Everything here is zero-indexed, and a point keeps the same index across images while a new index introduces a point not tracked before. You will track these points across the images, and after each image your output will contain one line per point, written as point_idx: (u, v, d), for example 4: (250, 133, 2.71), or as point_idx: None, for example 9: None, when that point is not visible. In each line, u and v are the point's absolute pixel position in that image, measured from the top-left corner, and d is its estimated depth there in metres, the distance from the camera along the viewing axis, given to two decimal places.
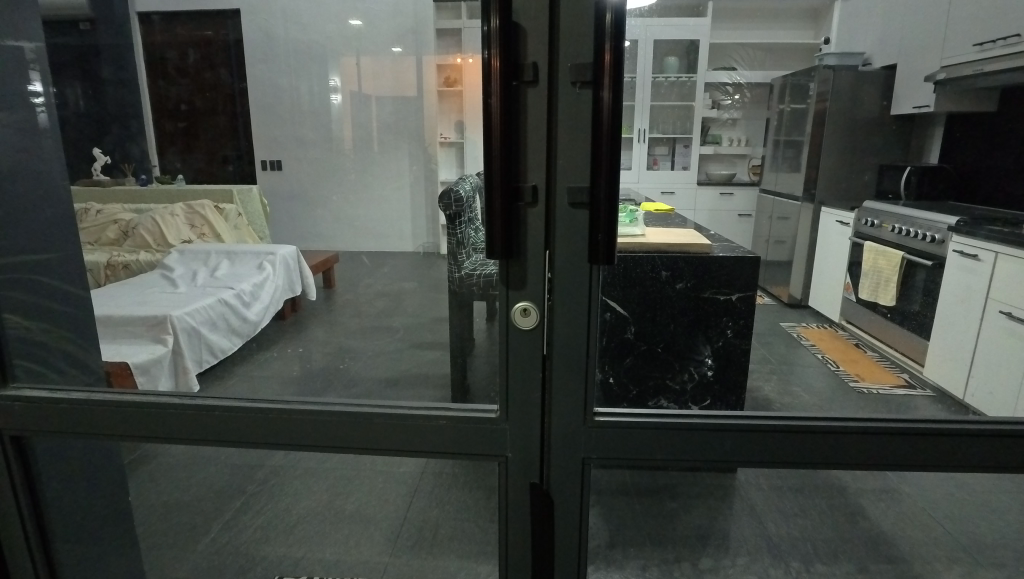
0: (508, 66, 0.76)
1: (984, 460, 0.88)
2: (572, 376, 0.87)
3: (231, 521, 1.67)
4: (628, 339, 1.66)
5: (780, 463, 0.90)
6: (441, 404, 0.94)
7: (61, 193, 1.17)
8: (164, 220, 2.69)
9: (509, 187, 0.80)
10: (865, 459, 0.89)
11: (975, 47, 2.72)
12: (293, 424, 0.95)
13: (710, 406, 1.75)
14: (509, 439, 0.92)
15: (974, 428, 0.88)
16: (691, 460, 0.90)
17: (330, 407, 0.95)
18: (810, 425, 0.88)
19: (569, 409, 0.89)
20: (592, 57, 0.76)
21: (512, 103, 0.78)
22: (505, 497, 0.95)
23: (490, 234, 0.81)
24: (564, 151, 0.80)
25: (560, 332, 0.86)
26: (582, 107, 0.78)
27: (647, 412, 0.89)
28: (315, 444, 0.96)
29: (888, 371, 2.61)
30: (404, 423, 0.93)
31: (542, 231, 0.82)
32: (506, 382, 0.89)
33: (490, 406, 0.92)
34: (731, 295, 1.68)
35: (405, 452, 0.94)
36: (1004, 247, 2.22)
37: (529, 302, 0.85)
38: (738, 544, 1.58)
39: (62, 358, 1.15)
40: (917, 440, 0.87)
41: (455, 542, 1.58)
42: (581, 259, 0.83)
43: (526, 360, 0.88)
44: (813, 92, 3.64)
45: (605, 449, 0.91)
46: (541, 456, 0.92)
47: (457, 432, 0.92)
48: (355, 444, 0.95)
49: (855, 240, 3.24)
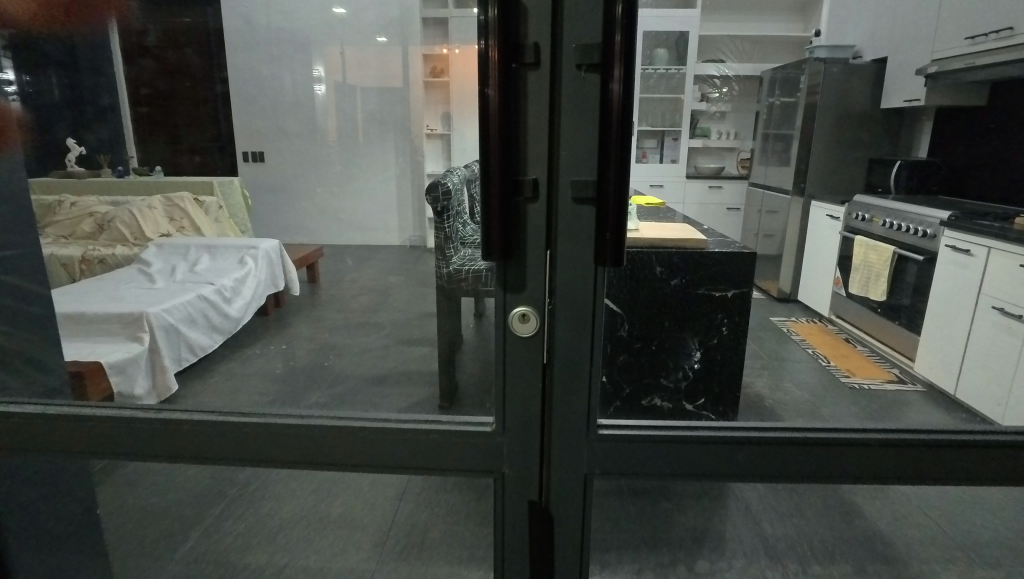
0: (507, 48, 0.70)
1: (1000, 473, 0.85)
2: (575, 384, 0.82)
3: (211, 527, 1.61)
4: (621, 338, 1.55)
5: (792, 477, 0.85)
6: (430, 416, 0.89)
7: (19, 189, 1.09)
8: (142, 213, 2.50)
9: (507, 181, 0.74)
10: (872, 474, 0.85)
11: (967, 41, 2.70)
12: (273, 438, 0.89)
13: (704, 406, 1.72)
14: (506, 453, 0.86)
15: (983, 439, 0.84)
16: (695, 476, 0.85)
17: (312, 420, 0.89)
18: (817, 436, 0.84)
19: (570, 421, 0.84)
20: (599, 37, 0.71)
21: (509, 86, 0.72)
22: (501, 516, 0.90)
23: (487, 232, 0.75)
24: (567, 141, 0.74)
25: (563, 338, 0.81)
26: (588, 93, 0.73)
27: (653, 423, 0.85)
28: (297, 460, 0.90)
29: (879, 367, 2.73)
30: (392, 437, 0.87)
31: (543, 229, 0.77)
32: (503, 393, 0.84)
33: (485, 418, 0.87)
34: (726, 291, 1.65)
35: (395, 469, 0.89)
36: (996, 242, 2.19)
37: (529, 308, 0.80)
38: (734, 547, 1.55)
39: (22, 362, 1.08)
40: (933, 452, 0.84)
41: (446, 546, 1.53)
42: (586, 261, 0.78)
43: (526, 368, 0.82)
44: (804, 85, 3.59)
45: (609, 463, 0.86)
46: (539, 472, 0.87)
47: (451, 447, 0.86)
48: (340, 461, 0.89)
49: (845, 235, 3.22)
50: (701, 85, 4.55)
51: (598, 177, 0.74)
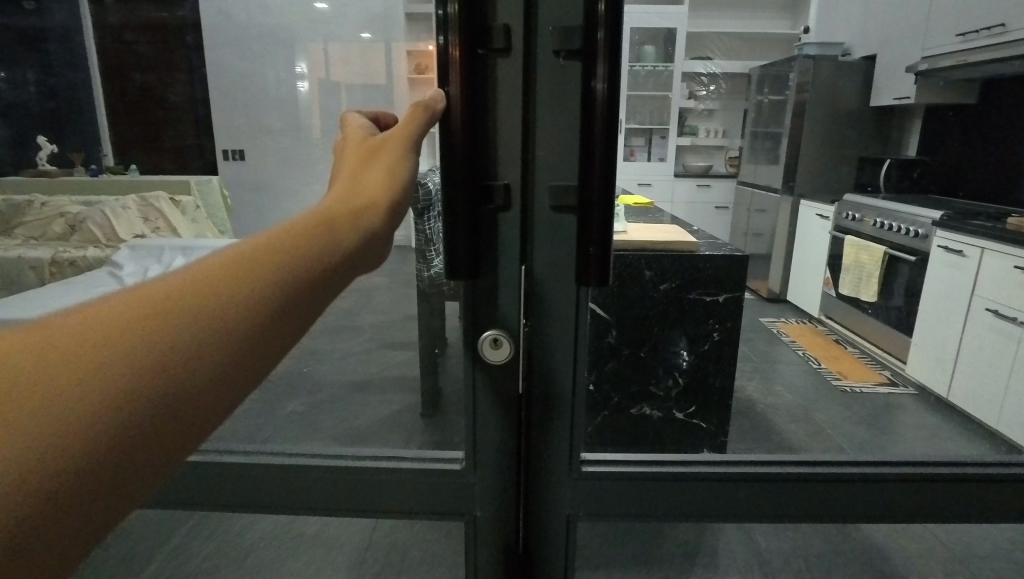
0: (471, 30, 0.62)
1: (1000, 510, 0.81)
2: (555, 416, 0.78)
3: (177, 549, 1.52)
4: (609, 344, 1.57)
5: (788, 515, 0.81)
6: (397, 451, 0.83)
7: None
8: (114, 212, 2.12)
9: (474, 190, 0.67)
10: (866, 512, 0.81)
11: (958, 38, 2.66)
12: (220, 480, 0.81)
13: (696, 412, 1.63)
14: (478, 493, 0.81)
15: (984, 474, 0.80)
16: (681, 516, 0.81)
17: (263, 459, 0.82)
18: (810, 472, 0.80)
19: (550, 456, 0.79)
20: (580, 20, 0.64)
21: (476, 77, 0.65)
22: (474, 559, 0.85)
23: (451, 248, 0.68)
24: (544, 142, 0.68)
25: (540, 364, 0.76)
26: (567, 83, 0.66)
27: (637, 458, 0.81)
28: (249, 504, 0.83)
29: (870, 369, 2.71)
30: (354, 477, 0.81)
31: (516, 245, 0.71)
32: (474, 427, 0.78)
33: (455, 455, 0.81)
34: (718, 296, 1.55)
35: (360, 512, 0.83)
36: (990, 243, 2.13)
37: (501, 333, 0.74)
38: (727, 563, 1.48)
39: None
40: (939, 488, 0.80)
41: (426, 567, 1.45)
42: (568, 279, 0.73)
43: (500, 400, 0.77)
44: (793, 83, 3.53)
45: (591, 503, 0.81)
46: (516, 513, 0.82)
47: (419, 486, 0.81)
48: (297, 504, 0.82)
49: (836, 234, 3.17)
50: (688, 83, 4.48)
51: (578, 186, 0.68)
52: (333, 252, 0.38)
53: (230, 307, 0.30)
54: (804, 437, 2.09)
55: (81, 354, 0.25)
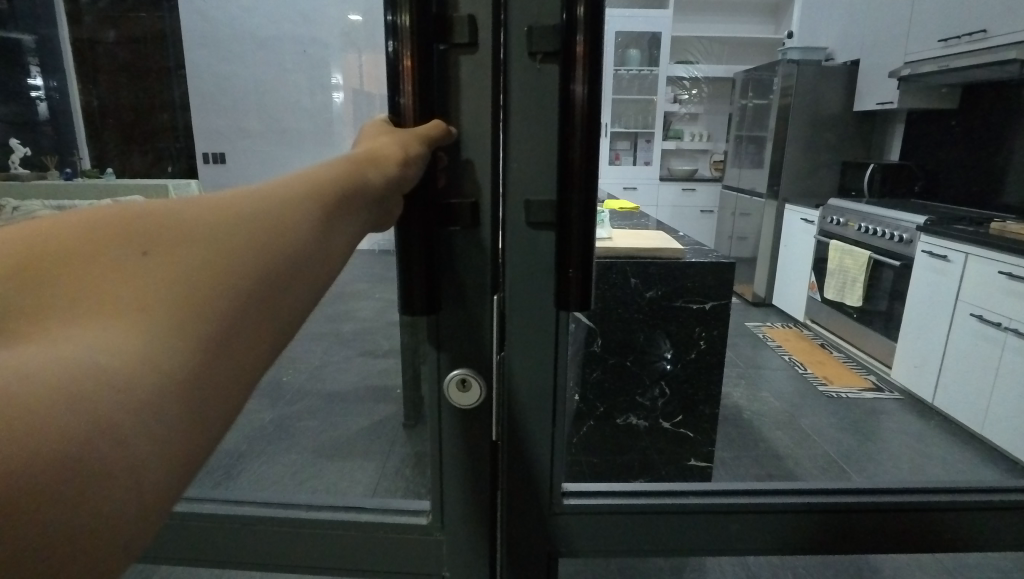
0: (433, 29, 0.59)
1: (1002, 535, 0.79)
2: (533, 454, 0.75)
3: None
4: (593, 354, 1.53)
5: (781, 550, 0.79)
6: (360, 501, 0.80)
7: None
8: None
9: (437, 211, 0.64)
10: (868, 542, 0.78)
11: (941, 43, 2.67)
12: (172, 534, 0.78)
13: (682, 423, 1.60)
14: (444, 547, 0.78)
15: (990, 502, 0.78)
16: (671, 552, 0.79)
17: (221, 511, 0.79)
18: (812, 502, 0.77)
19: (528, 493, 0.76)
20: (557, 21, 0.61)
21: (439, 80, 0.61)
22: None
23: (410, 277, 0.64)
24: (517, 154, 0.65)
25: (515, 397, 0.73)
26: (543, 86, 0.63)
27: (630, 491, 0.78)
28: (208, 558, 0.80)
29: (856, 374, 2.71)
30: (312, 533, 0.78)
31: (487, 269, 0.68)
32: (442, 469, 0.75)
33: (420, 508, 0.79)
34: (704, 304, 1.51)
35: (319, 571, 0.80)
36: (973, 248, 2.13)
37: (468, 372, 0.71)
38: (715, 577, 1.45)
39: None
40: (943, 516, 0.78)
41: None
42: (544, 302, 0.70)
43: (469, 442, 0.74)
44: (777, 87, 3.54)
45: (576, 542, 0.78)
46: (491, 561, 0.79)
47: (377, 544, 0.78)
48: (255, 561, 0.80)
49: (820, 238, 3.16)
50: (673, 87, 4.47)
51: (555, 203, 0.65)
52: (355, 174, 0.44)
53: (285, 191, 0.37)
54: (793, 445, 2.06)
55: (188, 212, 0.31)
